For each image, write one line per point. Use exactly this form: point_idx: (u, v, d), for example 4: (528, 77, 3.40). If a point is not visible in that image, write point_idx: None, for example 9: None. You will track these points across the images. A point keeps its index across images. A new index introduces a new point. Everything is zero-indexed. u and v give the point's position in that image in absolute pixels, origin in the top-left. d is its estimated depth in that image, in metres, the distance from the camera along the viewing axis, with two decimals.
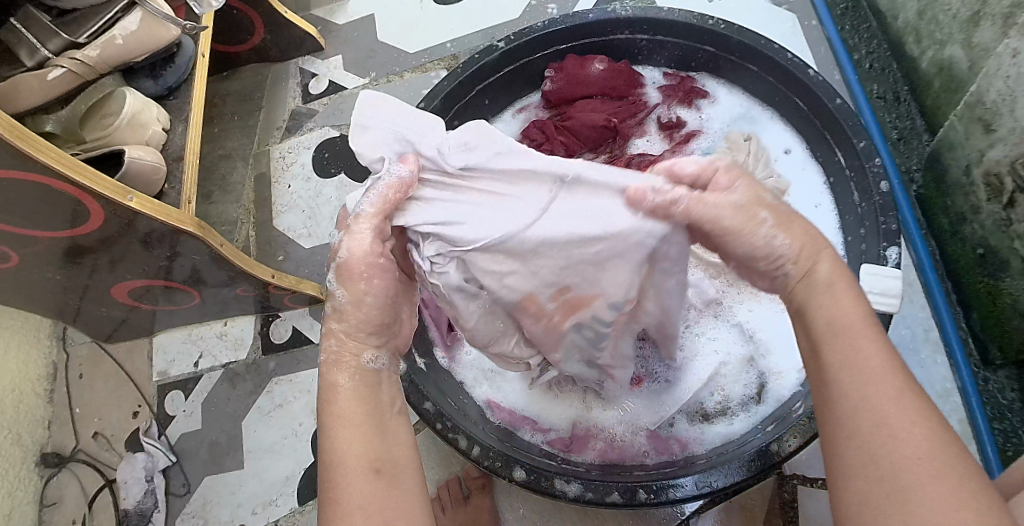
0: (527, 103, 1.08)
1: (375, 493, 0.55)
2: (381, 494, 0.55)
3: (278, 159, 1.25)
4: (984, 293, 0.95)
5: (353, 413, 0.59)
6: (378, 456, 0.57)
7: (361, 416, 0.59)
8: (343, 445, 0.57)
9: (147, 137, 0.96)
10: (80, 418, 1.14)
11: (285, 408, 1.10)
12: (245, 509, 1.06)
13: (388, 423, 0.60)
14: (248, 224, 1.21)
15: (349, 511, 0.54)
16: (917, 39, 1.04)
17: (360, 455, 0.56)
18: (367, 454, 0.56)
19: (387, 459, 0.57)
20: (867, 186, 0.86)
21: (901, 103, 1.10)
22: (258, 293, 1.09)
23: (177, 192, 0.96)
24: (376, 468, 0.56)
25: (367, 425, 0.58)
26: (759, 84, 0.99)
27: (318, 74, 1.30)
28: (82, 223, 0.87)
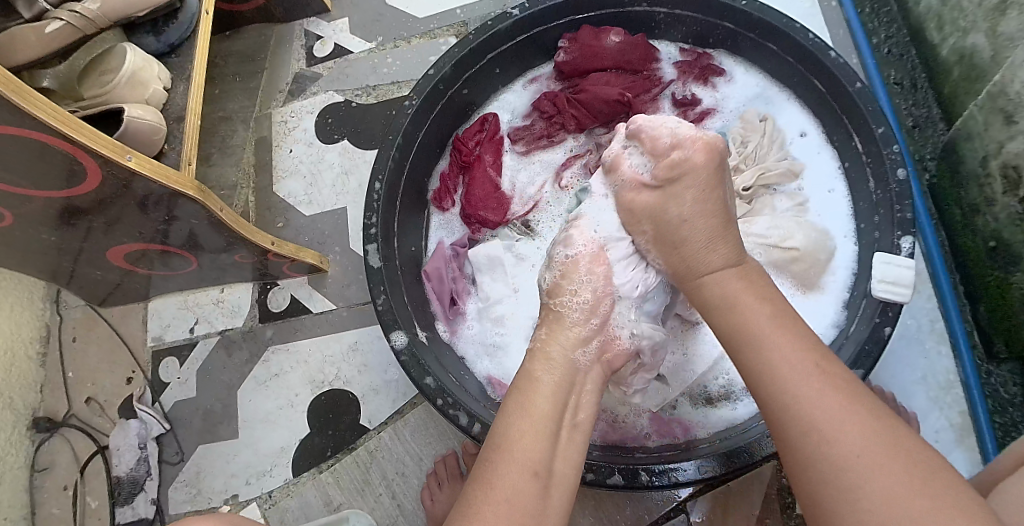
0: (538, 74, 1.06)
1: (527, 494, 0.58)
2: (530, 498, 0.57)
3: (279, 124, 1.22)
4: (993, 286, 0.94)
5: (540, 415, 0.62)
6: (543, 463, 0.60)
7: (541, 422, 0.62)
8: (518, 438, 0.61)
9: (147, 96, 0.93)
10: (74, 383, 1.13)
11: (281, 378, 1.09)
12: (239, 479, 1.05)
13: (563, 440, 0.62)
14: (247, 189, 1.18)
15: (495, 498, 0.57)
16: (939, 25, 1.02)
17: (529, 457, 0.59)
18: (533, 454, 0.60)
19: (546, 468, 0.60)
20: (884, 174, 0.85)
21: (918, 90, 1.08)
22: (257, 260, 1.07)
23: (176, 153, 0.93)
24: (536, 472, 0.59)
25: (544, 424, 0.62)
26: (777, 64, 0.96)
27: (322, 37, 1.27)
28: (79, 184, 0.84)
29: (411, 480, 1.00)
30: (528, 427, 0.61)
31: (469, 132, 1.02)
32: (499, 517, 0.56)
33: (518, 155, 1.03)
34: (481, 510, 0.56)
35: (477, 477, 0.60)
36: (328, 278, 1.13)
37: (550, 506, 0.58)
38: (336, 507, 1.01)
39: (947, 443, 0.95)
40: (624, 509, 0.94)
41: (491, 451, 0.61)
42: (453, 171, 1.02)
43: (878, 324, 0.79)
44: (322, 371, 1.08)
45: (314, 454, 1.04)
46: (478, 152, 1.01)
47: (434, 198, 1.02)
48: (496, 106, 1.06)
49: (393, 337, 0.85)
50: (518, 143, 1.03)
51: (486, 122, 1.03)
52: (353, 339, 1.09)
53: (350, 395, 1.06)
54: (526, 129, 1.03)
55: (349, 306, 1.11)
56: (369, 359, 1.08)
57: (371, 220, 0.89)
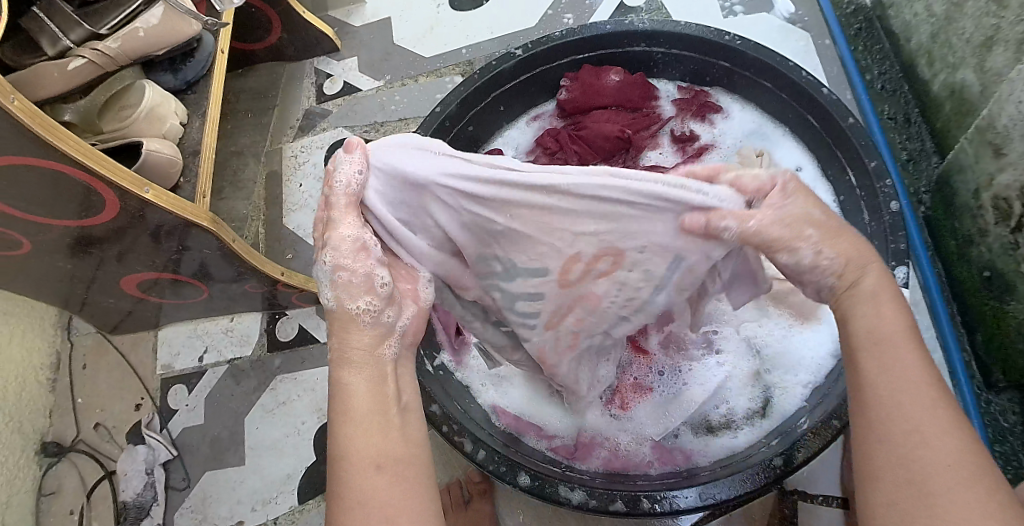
0: (541, 112, 1.09)
1: (384, 490, 0.55)
2: (400, 491, 0.55)
3: (290, 159, 1.26)
4: (989, 315, 0.95)
5: (356, 370, 0.60)
6: (387, 451, 0.57)
7: (369, 393, 0.59)
8: (351, 417, 0.58)
9: (165, 130, 0.97)
10: (82, 409, 1.14)
11: (288, 405, 1.10)
12: (245, 506, 1.06)
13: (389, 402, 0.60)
14: (258, 221, 1.22)
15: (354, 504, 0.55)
16: (930, 61, 1.05)
17: (371, 450, 0.56)
18: (377, 447, 0.57)
19: (389, 455, 0.57)
20: (877, 206, 0.87)
21: (911, 124, 1.11)
22: (266, 290, 1.09)
23: (192, 186, 0.96)
24: (382, 463, 0.56)
25: (374, 421, 0.58)
26: (772, 100, 1.00)
27: (333, 75, 1.31)
28: (98, 213, 0.87)
29: None
30: (355, 432, 0.57)
31: None
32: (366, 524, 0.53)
33: None
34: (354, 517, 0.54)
35: (331, 476, 0.57)
36: None
37: (414, 487, 0.56)
38: None
39: None
40: None
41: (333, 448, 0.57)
42: None
43: None
44: (328, 400, 1.10)
45: (319, 481, 1.05)
46: None
47: None
48: (501, 142, 1.09)
49: None
50: None
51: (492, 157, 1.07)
52: None
53: None
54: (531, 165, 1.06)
55: None
56: None
57: None
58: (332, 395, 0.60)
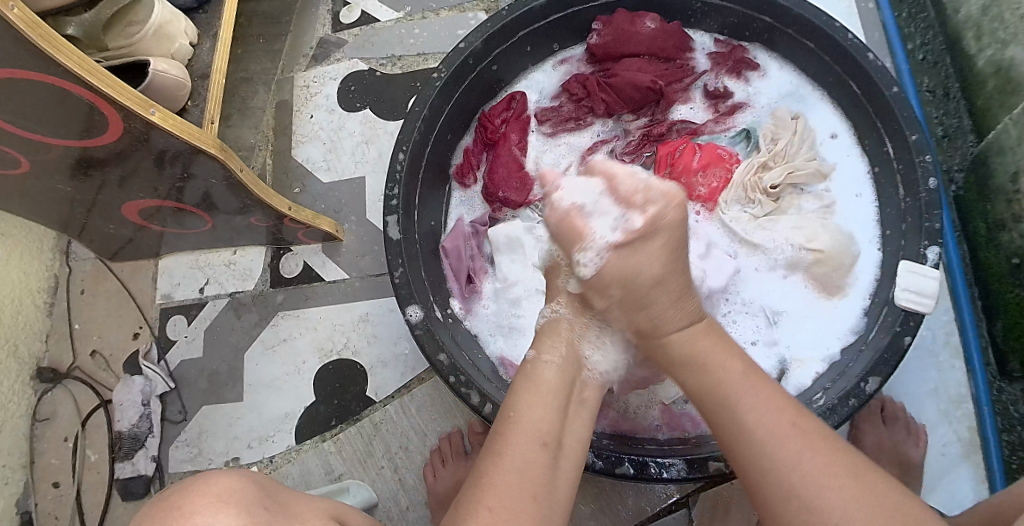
0: (569, 56, 1.04)
1: (538, 463, 0.60)
2: (543, 465, 0.60)
3: (301, 88, 1.20)
4: (1012, 302, 0.93)
5: (546, 389, 0.66)
6: (553, 434, 0.63)
7: (554, 393, 0.66)
8: (531, 415, 0.63)
9: (173, 50, 0.91)
10: (79, 335, 1.12)
11: (289, 344, 1.08)
12: (241, 442, 1.05)
13: (572, 411, 0.67)
14: (265, 152, 1.17)
15: (507, 468, 0.59)
16: (977, 35, 0.99)
17: (538, 425, 0.63)
18: (542, 425, 0.63)
19: (556, 437, 0.63)
20: (914, 181, 0.83)
21: (951, 99, 1.06)
22: (272, 225, 1.06)
23: (200, 111, 0.91)
24: (546, 443, 0.62)
25: (555, 399, 0.66)
26: (812, 61, 0.95)
27: (350, 3, 1.25)
28: (102, 135, 0.83)
29: (414, 456, 1.00)
30: (537, 397, 0.65)
31: (496, 109, 1.01)
32: (505, 482, 0.58)
33: (545, 136, 1.02)
34: (496, 478, 0.59)
35: (490, 443, 0.63)
36: (342, 247, 1.12)
37: (557, 474, 0.62)
38: (337, 477, 1.00)
39: (955, 456, 0.94)
40: (626, 499, 0.94)
41: (500, 421, 0.64)
42: (478, 148, 1.00)
43: (897, 333, 0.78)
44: (331, 340, 1.07)
45: (317, 423, 1.04)
46: (504, 130, 1.00)
47: (456, 172, 1.00)
48: (524, 86, 1.04)
49: (409, 310, 0.84)
50: (546, 124, 1.01)
51: (514, 100, 1.02)
52: (364, 310, 1.08)
53: (358, 366, 1.06)
54: (554, 110, 1.02)
55: (362, 277, 1.10)
56: (378, 331, 1.07)
57: (393, 192, 0.89)
58: (524, 368, 0.69)
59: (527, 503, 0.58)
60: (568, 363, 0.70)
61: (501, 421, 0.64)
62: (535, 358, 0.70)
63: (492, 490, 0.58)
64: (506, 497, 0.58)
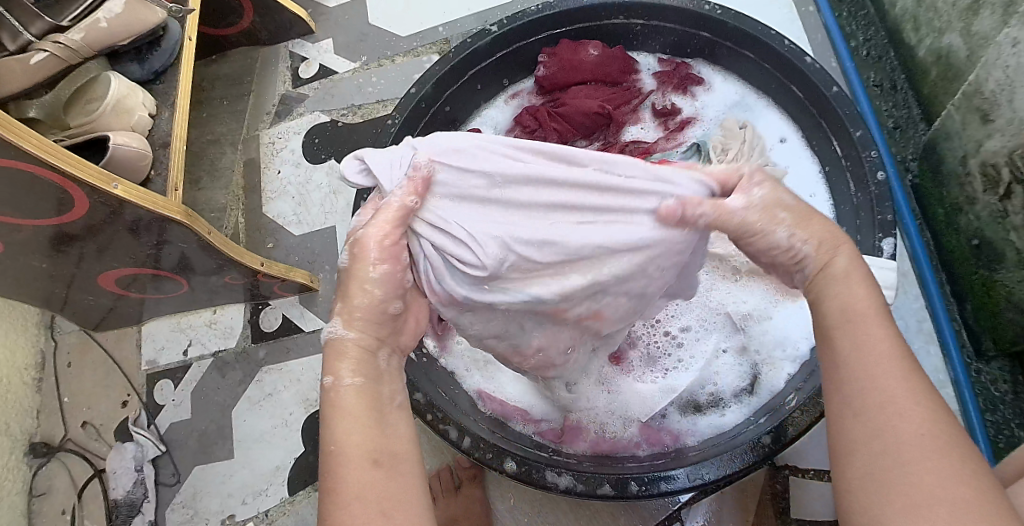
0: (519, 89, 1.08)
1: (375, 487, 0.52)
2: (384, 487, 0.53)
3: (267, 145, 1.24)
4: (978, 284, 0.94)
5: (355, 403, 0.57)
6: (380, 449, 0.55)
7: (357, 412, 0.56)
8: (350, 427, 0.55)
9: (133, 123, 0.91)
10: (69, 408, 1.14)
11: (275, 397, 1.09)
12: (236, 499, 1.05)
13: (391, 414, 0.57)
14: (237, 210, 1.20)
15: (346, 496, 0.52)
16: (915, 26, 1.02)
17: (359, 445, 0.54)
18: (367, 443, 0.54)
19: (386, 451, 0.54)
20: (863, 176, 0.85)
21: (898, 91, 1.07)
22: (248, 281, 1.08)
23: (163, 179, 0.90)
24: (376, 459, 0.54)
25: (366, 413, 0.56)
26: (754, 71, 0.97)
27: (308, 59, 1.28)
28: (73, 213, 0.85)
29: None
30: (344, 419, 0.56)
31: None
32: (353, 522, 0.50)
33: None
34: (344, 517, 0.51)
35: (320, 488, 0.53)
36: (319, 296, 1.14)
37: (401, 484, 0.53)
38: None
39: None
40: (619, 520, 0.94)
41: (320, 455, 0.55)
42: None
43: None
44: (315, 389, 1.08)
45: (310, 472, 1.04)
46: None
47: None
48: (479, 121, 1.08)
49: None
50: None
51: None
52: None
53: None
54: None
55: None
56: None
57: None
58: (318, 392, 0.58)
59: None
60: (371, 378, 0.59)
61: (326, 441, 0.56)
62: (337, 373, 0.59)
63: None
64: None
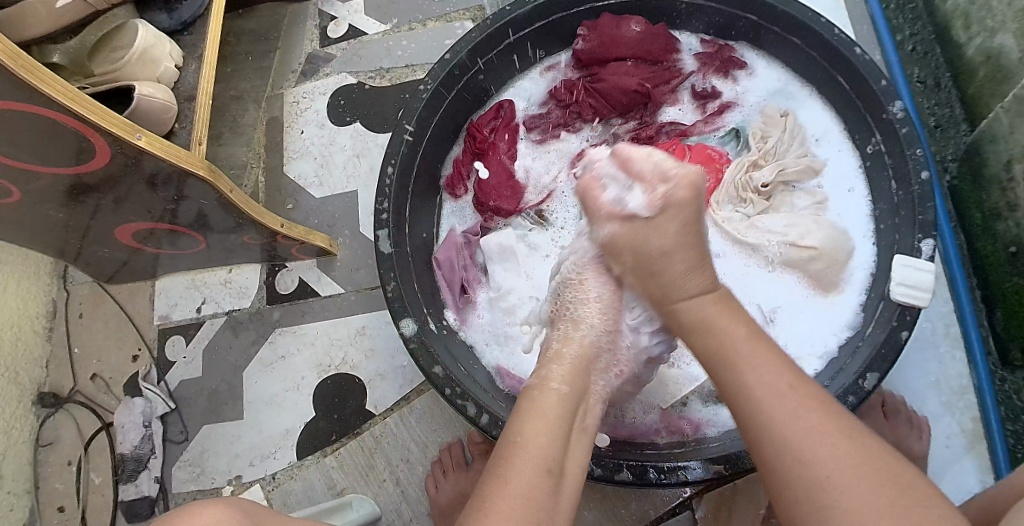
0: (555, 62, 1.05)
1: (539, 491, 0.59)
2: (544, 493, 0.59)
3: (291, 104, 1.21)
4: (1012, 293, 0.91)
5: (551, 415, 0.64)
6: (556, 461, 0.61)
7: (550, 419, 0.63)
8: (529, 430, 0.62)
9: (159, 74, 0.89)
10: (80, 359, 1.13)
11: (288, 360, 1.08)
12: (243, 460, 1.05)
13: (572, 440, 0.64)
14: (258, 169, 1.18)
15: (511, 495, 0.58)
16: (965, 24, 0.97)
17: (541, 449, 0.61)
18: (543, 451, 0.61)
19: (556, 464, 0.61)
20: (906, 174, 0.82)
21: (941, 89, 1.03)
22: (266, 242, 1.06)
23: (186, 133, 0.89)
24: (548, 470, 0.60)
25: (557, 423, 0.63)
26: (800, 58, 0.94)
27: (337, 18, 1.25)
28: (93, 161, 0.83)
29: (416, 468, 1.00)
30: (535, 424, 0.63)
31: (484, 118, 1.01)
32: (513, 512, 0.57)
33: (533, 143, 1.02)
34: (496, 504, 0.57)
35: (490, 471, 0.60)
36: (336, 261, 1.12)
37: (560, 501, 0.60)
38: (339, 492, 1.00)
39: (958, 449, 0.93)
40: (630, 505, 0.94)
41: (503, 447, 0.62)
42: (467, 158, 1.01)
43: (895, 328, 0.77)
44: (328, 355, 1.07)
45: (319, 438, 1.03)
46: (493, 140, 1.00)
47: (446, 184, 1.01)
48: (512, 93, 1.05)
49: (402, 324, 0.85)
50: (533, 131, 1.02)
51: (501, 109, 1.02)
52: (360, 323, 1.08)
53: (356, 379, 1.05)
54: (542, 118, 1.02)
55: (357, 291, 1.10)
56: (376, 343, 1.07)
57: (383, 206, 0.90)
58: (524, 396, 0.66)
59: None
60: (572, 391, 0.67)
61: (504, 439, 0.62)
62: (541, 383, 0.67)
63: None
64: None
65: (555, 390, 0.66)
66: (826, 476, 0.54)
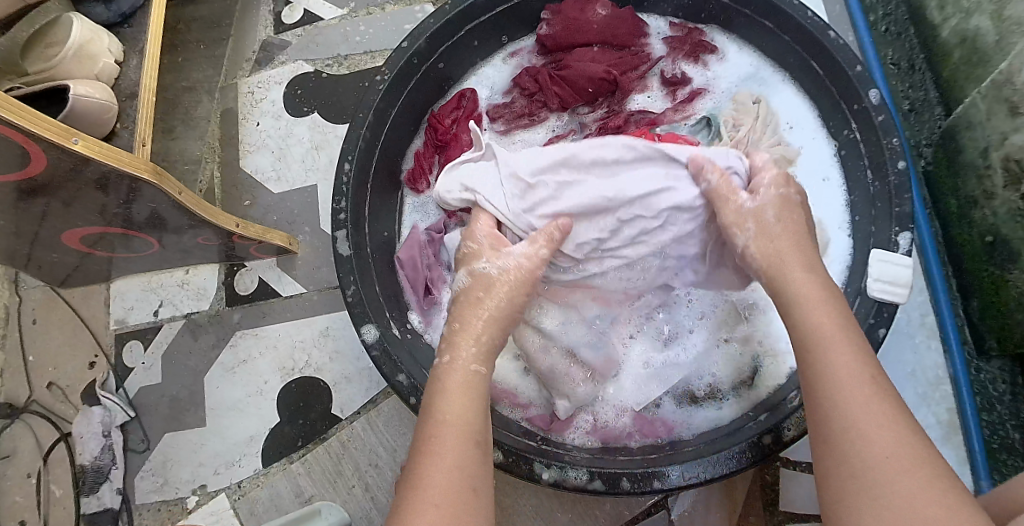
0: (519, 48, 1.01)
1: (471, 463, 0.57)
2: (473, 464, 0.57)
3: (246, 95, 1.16)
4: (987, 282, 0.89)
5: (465, 388, 0.62)
6: (481, 431, 0.59)
7: (469, 393, 0.62)
8: (444, 420, 0.59)
9: (98, 71, 0.81)
10: (35, 367, 1.09)
11: (250, 363, 1.05)
12: (207, 468, 1.01)
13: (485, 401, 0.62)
14: (213, 163, 1.13)
15: (444, 468, 0.56)
16: (940, 4, 0.93)
17: (464, 422, 0.59)
18: (465, 421, 0.59)
19: (479, 432, 0.59)
20: (882, 164, 0.80)
21: (916, 71, 0.99)
22: (223, 242, 1.02)
23: (130, 133, 0.82)
24: (476, 441, 0.58)
25: (476, 396, 0.62)
26: (773, 42, 0.90)
27: (291, 2, 1.19)
28: (28, 164, 0.76)
29: (385, 473, 0.97)
30: (453, 397, 0.61)
31: (445, 109, 0.97)
32: (443, 481, 0.55)
33: (498, 134, 0.98)
34: (429, 478, 0.55)
35: (416, 449, 0.58)
36: (298, 260, 1.08)
37: (487, 463, 0.59)
38: (307, 499, 0.97)
39: (934, 440, 0.92)
40: (603, 505, 0.92)
41: (424, 421, 0.60)
42: (429, 151, 0.97)
43: (873, 325, 0.74)
44: (292, 357, 1.04)
45: (285, 444, 1.00)
46: (455, 131, 0.96)
47: (407, 178, 0.97)
48: (474, 81, 1.01)
49: (363, 331, 0.81)
50: (498, 121, 0.98)
51: (464, 98, 0.98)
52: (324, 324, 1.05)
53: (321, 383, 1.02)
54: (506, 107, 0.98)
55: (320, 290, 1.06)
56: (340, 345, 1.03)
57: (340, 205, 0.86)
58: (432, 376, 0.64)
59: (464, 499, 0.55)
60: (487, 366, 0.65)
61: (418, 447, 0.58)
62: (449, 359, 0.65)
63: (432, 506, 0.54)
64: (442, 501, 0.54)
65: (461, 364, 0.64)
66: (860, 438, 0.54)
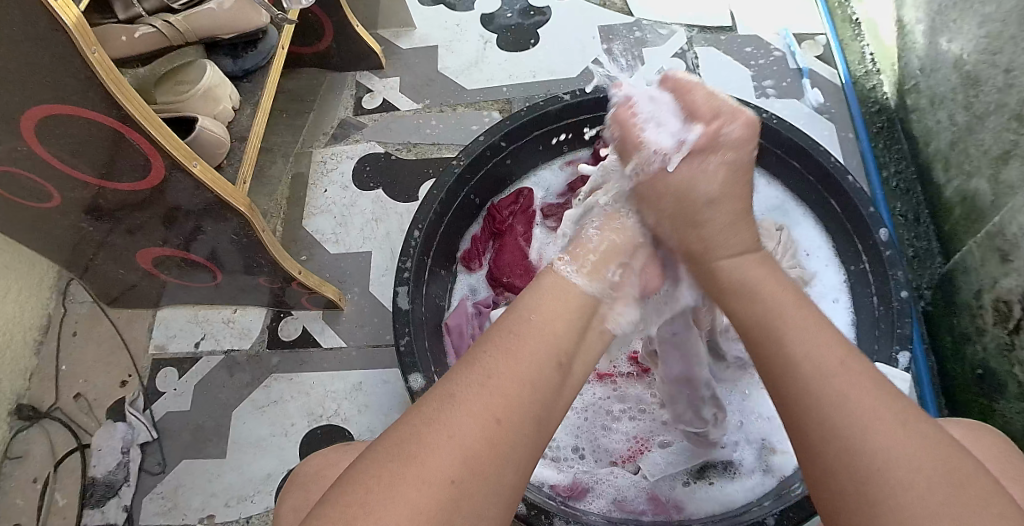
0: (574, 158, 1.15)
1: (529, 396, 0.56)
2: (544, 387, 0.57)
3: (318, 163, 1.28)
4: (977, 413, 0.97)
5: (571, 304, 0.64)
6: (566, 355, 0.60)
7: (574, 302, 0.65)
8: (538, 332, 0.60)
9: (217, 112, 0.94)
10: (65, 376, 1.12)
11: (280, 405, 1.09)
12: (219, 499, 1.03)
13: (587, 336, 0.65)
14: (277, 218, 1.24)
15: (477, 391, 0.54)
16: (945, 168, 1.09)
17: (538, 351, 0.58)
18: (551, 347, 0.60)
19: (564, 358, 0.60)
20: (888, 294, 0.90)
21: (921, 224, 1.14)
22: (279, 287, 1.09)
23: (234, 169, 0.93)
24: (560, 364, 0.59)
25: (575, 317, 0.64)
26: (798, 182, 1.04)
27: (373, 91, 1.35)
28: (138, 179, 0.85)
29: None
30: (538, 315, 0.61)
31: (504, 202, 1.10)
32: (486, 400, 0.54)
33: (550, 230, 1.11)
34: (464, 403, 0.54)
35: (456, 363, 0.58)
36: (342, 316, 1.16)
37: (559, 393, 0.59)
38: None
39: None
40: None
41: (509, 317, 0.61)
42: (485, 236, 1.09)
43: None
44: (322, 405, 1.08)
45: None
46: (511, 222, 1.09)
47: (463, 258, 1.08)
48: (532, 182, 1.14)
49: (410, 378, 0.87)
50: (550, 218, 1.11)
51: (521, 195, 1.11)
52: (358, 379, 1.10)
53: (346, 432, 1.06)
54: (559, 207, 1.11)
55: (359, 347, 1.13)
56: (370, 400, 1.09)
57: (405, 265, 0.94)
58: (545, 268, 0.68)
59: (493, 446, 0.53)
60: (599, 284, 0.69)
61: (463, 361, 0.58)
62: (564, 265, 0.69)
63: (453, 437, 0.52)
64: (466, 442, 0.52)
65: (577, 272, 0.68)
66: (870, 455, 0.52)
